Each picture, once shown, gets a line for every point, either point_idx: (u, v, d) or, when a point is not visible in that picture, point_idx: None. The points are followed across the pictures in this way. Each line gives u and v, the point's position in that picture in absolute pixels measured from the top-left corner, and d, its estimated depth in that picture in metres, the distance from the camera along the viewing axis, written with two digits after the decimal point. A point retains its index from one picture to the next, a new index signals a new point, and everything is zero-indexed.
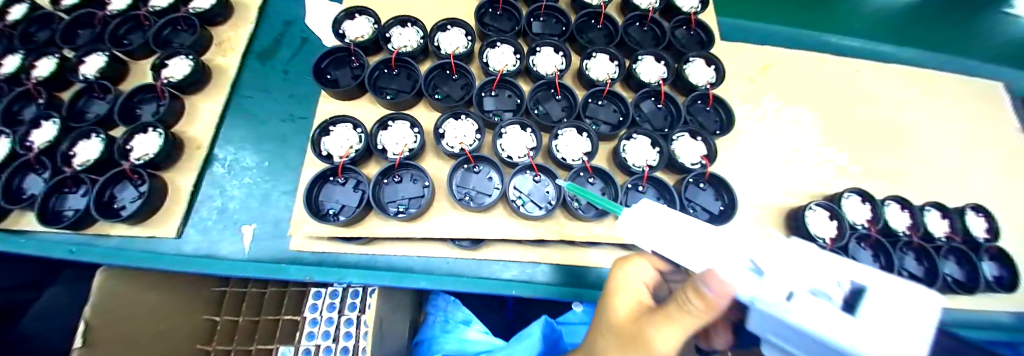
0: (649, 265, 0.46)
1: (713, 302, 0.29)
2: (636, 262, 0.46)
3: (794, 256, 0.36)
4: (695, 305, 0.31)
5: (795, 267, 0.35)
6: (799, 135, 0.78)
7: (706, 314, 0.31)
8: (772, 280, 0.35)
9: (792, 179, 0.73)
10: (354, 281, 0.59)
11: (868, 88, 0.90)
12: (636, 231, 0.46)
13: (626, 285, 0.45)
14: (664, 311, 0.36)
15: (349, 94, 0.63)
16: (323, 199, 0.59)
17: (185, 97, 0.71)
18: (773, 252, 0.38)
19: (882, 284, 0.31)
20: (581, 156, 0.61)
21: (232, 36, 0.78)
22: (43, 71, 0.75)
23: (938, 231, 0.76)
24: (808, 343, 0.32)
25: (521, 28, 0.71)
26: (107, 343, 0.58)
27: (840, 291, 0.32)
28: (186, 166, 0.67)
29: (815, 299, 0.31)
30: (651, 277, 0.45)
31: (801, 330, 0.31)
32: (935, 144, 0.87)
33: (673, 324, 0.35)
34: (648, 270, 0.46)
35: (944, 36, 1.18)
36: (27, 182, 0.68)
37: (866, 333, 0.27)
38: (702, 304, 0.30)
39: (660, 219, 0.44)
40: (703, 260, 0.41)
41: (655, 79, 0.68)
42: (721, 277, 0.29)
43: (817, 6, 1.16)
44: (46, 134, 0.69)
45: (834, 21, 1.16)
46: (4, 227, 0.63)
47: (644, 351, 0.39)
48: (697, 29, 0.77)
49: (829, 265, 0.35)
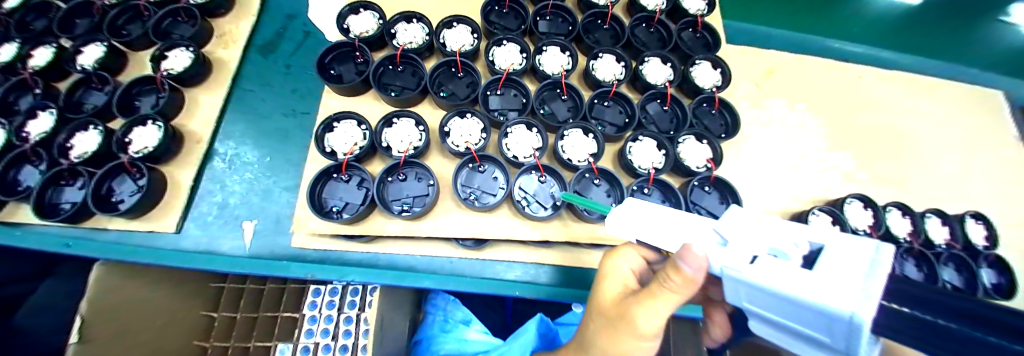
0: (636, 254, 0.46)
1: (691, 276, 0.32)
2: (624, 250, 0.46)
3: (756, 222, 0.34)
4: (674, 280, 0.33)
5: (757, 231, 0.34)
6: (802, 140, 0.78)
7: (687, 289, 0.34)
8: (737, 247, 0.34)
9: (794, 184, 0.73)
10: (355, 280, 0.58)
11: (870, 94, 0.90)
12: (625, 226, 0.44)
13: (615, 271, 0.44)
14: (649, 288, 0.38)
15: (354, 89, 0.63)
16: (327, 196, 0.59)
17: (185, 90, 0.71)
18: (736, 221, 0.35)
19: (847, 238, 0.29)
20: (587, 157, 0.61)
21: (233, 29, 0.78)
22: (40, 60, 0.74)
23: (939, 239, 0.77)
24: (775, 306, 0.30)
25: (527, 26, 0.71)
26: (104, 338, 0.59)
27: (800, 251, 0.30)
28: (187, 160, 0.66)
29: (775, 260, 0.30)
30: (638, 264, 0.46)
31: (767, 292, 0.30)
32: (935, 150, 0.88)
33: (657, 300, 0.37)
34: (635, 259, 0.46)
35: (946, 42, 1.19)
36: (22, 174, 0.67)
37: (821, 284, 0.26)
38: (681, 279, 0.33)
39: (649, 216, 0.43)
40: (676, 236, 0.40)
41: (661, 81, 0.68)
42: (697, 251, 0.32)
43: (819, 9, 1.17)
44: (42, 125, 0.68)
45: (835, 26, 1.17)
46: (2, 220, 0.62)
47: (629, 330, 0.40)
48: (703, 31, 0.77)
49: (792, 226, 0.32)
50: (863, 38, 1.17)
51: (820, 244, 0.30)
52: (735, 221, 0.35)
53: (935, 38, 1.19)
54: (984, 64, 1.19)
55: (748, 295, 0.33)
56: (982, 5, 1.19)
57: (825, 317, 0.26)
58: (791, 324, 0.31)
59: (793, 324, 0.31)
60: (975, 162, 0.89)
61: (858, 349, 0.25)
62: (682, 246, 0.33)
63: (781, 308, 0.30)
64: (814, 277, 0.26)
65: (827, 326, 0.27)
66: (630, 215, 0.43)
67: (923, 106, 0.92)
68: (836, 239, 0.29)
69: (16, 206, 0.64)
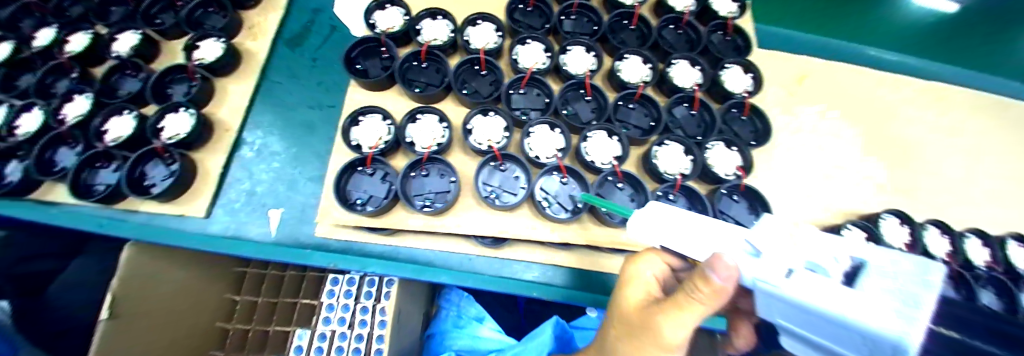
0: (660, 259, 0.45)
1: (719, 287, 0.31)
2: (647, 257, 0.45)
3: (794, 238, 0.33)
4: (704, 292, 0.32)
5: (793, 245, 0.33)
6: (831, 151, 0.76)
7: (713, 300, 0.33)
8: (771, 258, 0.33)
9: (820, 195, 0.72)
10: (376, 271, 0.59)
11: (906, 105, 0.87)
12: (648, 232, 0.42)
13: (637, 278, 0.44)
14: (674, 298, 0.37)
15: (378, 84, 0.63)
16: (351, 188, 0.60)
17: (215, 79, 0.73)
18: (770, 231, 0.35)
19: (887, 256, 0.29)
20: (611, 160, 0.61)
21: (261, 21, 0.79)
22: (77, 45, 0.76)
23: (979, 260, 0.73)
24: (807, 321, 0.30)
25: (552, 25, 0.70)
26: (132, 313, 0.59)
27: (840, 267, 0.30)
28: (216, 148, 0.68)
29: (813, 275, 0.29)
30: (661, 271, 0.44)
31: (804, 309, 0.29)
32: (973, 165, 0.84)
33: (684, 313, 0.35)
34: (659, 265, 0.45)
35: (987, 49, 1.13)
36: (59, 155, 0.69)
37: (861, 303, 0.25)
38: (709, 290, 0.31)
39: (673, 219, 0.41)
40: (706, 246, 0.39)
41: (689, 85, 0.67)
42: (726, 260, 0.31)
43: (853, 12, 1.13)
44: (79, 107, 0.70)
45: (871, 30, 1.12)
46: (37, 198, 0.65)
47: (653, 340, 0.38)
48: (733, 35, 0.75)
49: (832, 241, 0.32)
50: (898, 45, 1.12)
51: (861, 260, 0.30)
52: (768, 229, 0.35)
53: (976, 45, 1.13)
54: None
55: (778, 306, 0.33)
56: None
57: (859, 336, 0.26)
58: (818, 339, 0.31)
59: (823, 341, 0.31)
60: (989, 168, 0.84)
61: None
62: (712, 255, 0.32)
63: (810, 323, 0.30)
64: (851, 294, 0.26)
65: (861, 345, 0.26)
66: (653, 218, 0.42)
67: (964, 117, 0.88)
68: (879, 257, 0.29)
69: (51, 186, 0.66)
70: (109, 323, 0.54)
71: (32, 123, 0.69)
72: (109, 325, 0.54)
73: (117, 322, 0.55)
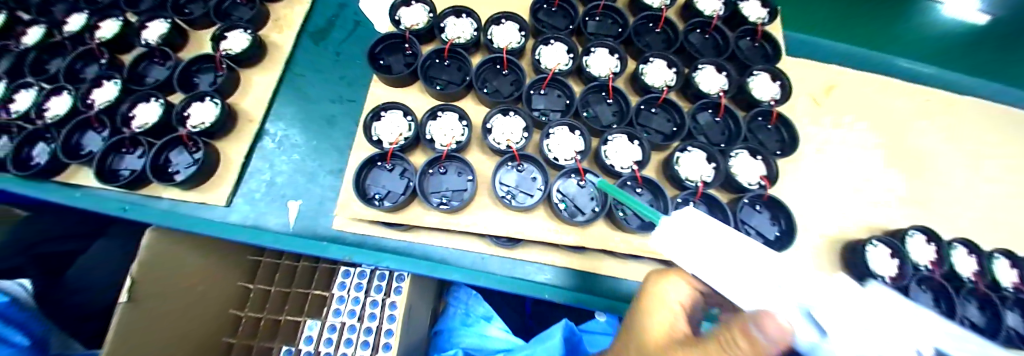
0: (687, 284, 0.41)
1: (762, 348, 0.25)
2: (669, 282, 0.41)
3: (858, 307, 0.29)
4: (741, 347, 0.26)
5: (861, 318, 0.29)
6: (856, 164, 0.74)
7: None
8: None
9: (843, 209, 0.70)
10: (391, 266, 0.59)
11: (937, 119, 0.84)
12: (678, 246, 0.37)
13: (660, 305, 0.41)
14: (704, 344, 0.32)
15: (401, 80, 0.64)
16: (370, 183, 0.60)
17: (240, 70, 0.74)
18: (824, 287, 0.31)
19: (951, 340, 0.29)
20: (631, 164, 0.60)
21: (288, 14, 0.80)
22: (107, 32, 0.78)
23: (1007, 281, 0.69)
24: None
25: (577, 26, 0.70)
26: (151, 298, 0.59)
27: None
28: (239, 138, 0.69)
29: None
30: (688, 296, 0.41)
31: None
32: (1007, 184, 0.81)
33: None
34: (683, 289, 0.41)
35: (1022, 58, 1.09)
36: (86, 139, 0.71)
37: None
38: (749, 347, 0.25)
39: (703, 232, 0.36)
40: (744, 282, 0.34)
41: (715, 91, 0.66)
42: (779, 319, 0.24)
43: (889, 22, 1.09)
44: (107, 93, 0.72)
45: (906, 40, 1.08)
46: (63, 181, 0.66)
47: None
48: (762, 41, 0.74)
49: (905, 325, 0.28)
50: (929, 55, 1.08)
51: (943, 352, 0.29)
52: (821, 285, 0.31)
53: (1013, 53, 1.09)
54: None
55: None
56: None
57: None
58: None
59: None
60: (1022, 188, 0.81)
61: None
62: (760, 310, 0.26)
63: None
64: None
65: None
66: (681, 228, 0.36)
67: (993, 137, 0.86)
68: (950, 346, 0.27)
69: (77, 169, 0.68)
70: (128, 307, 0.54)
71: (60, 106, 0.72)
72: (128, 308, 0.54)
73: (136, 306, 0.56)
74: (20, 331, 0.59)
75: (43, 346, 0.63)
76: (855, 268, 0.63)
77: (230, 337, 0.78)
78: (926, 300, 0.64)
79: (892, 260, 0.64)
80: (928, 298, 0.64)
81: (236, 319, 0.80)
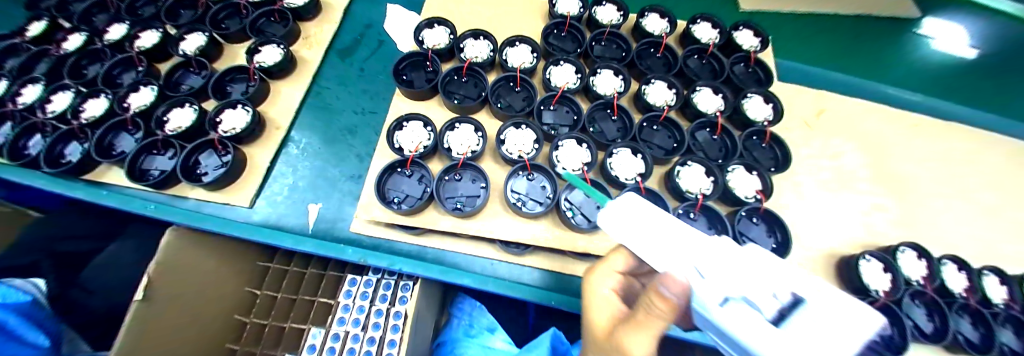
0: (613, 271, 0.50)
1: (673, 302, 0.35)
2: (602, 270, 0.50)
3: (738, 262, 0.34)
4: (659, 307, 0.36)
5: (738, 274, 0.34)
6: (849, 183, 0.79)
7: (671, 316, 0.36)
8: (715, 280, 0.35)
9: (836, 225, 0.74)
10: (404, 269, 0.61)
11: (921, 142, 0.89)
12: (614, 219, 0.43)
13: (598, 295, 0.48)
14: (634, 317, 0.39)
15: (421, 94, 0.70)
16: (390, 188, 0.64)
17: (270, 81, 0.80)
18: (723, 256, 0.35)
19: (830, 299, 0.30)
20: (635, 176, 0.64)
21: (317, 33, 0.88)
22: (147, 42, 0.84)
23: (997, 297, 0.72)
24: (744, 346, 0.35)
25: (583, 50, 0.76)
26: (161, 302, 0.58)
27: (776, 304, 0.32)
28: (265, 144, 0.74)
29: (744, 308, 0.33)
30: (617, 280, 0.50)
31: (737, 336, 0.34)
32: (994, 207, 0.84)
33: (644, 332, 0.38)
34: (613, 274, 0.50)
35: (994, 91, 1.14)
36: (118, 139, 0.74)
37: (785, 343, 0.29)
38: (665, 305, 0.35)
39: (645, 216, 0.41)
40: (668, 257, 0.38)
41: (712, 111, 0.71)
42: (676, 277, 0.35)
43: (865, 54, 1.18)
44: (144, 98, 0.77)
45: (882, 70, 1.16)
46: (92, 180, 0.69)
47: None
48: (755, 67, 0.80)
49: (772, 274, 0.33)
50: (904, 81, 1.14)
51: (801, 296, 0.31)
52: (728, 258, 0.35)
53: (987, 83, 1.15)
54: None
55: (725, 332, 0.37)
56: None
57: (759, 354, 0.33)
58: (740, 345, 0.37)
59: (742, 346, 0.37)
60: (1009, 211, 0.84)
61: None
62: (666, 275, 0.36)
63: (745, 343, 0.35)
64: (785, 343, 0.29)
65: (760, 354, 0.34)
66: (621, 205, 0.42)
67: (978, 163, 0.90)
68: (818, 296, 0.31)
69: (106, 168, 0.70)
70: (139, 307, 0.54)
71: (97, 109, 0.76)
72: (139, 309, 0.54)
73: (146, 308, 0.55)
74: (40, 331, 0.60)
75: (57, 344, 0.63)
76: (851, 282, 0.67)
77: (233, 343, 0.76)
78: (919, 314, 0.68)
79: (885, 274, 0.67)
80: (921, 313, 0.68)
81: (241, 325, 0.78)
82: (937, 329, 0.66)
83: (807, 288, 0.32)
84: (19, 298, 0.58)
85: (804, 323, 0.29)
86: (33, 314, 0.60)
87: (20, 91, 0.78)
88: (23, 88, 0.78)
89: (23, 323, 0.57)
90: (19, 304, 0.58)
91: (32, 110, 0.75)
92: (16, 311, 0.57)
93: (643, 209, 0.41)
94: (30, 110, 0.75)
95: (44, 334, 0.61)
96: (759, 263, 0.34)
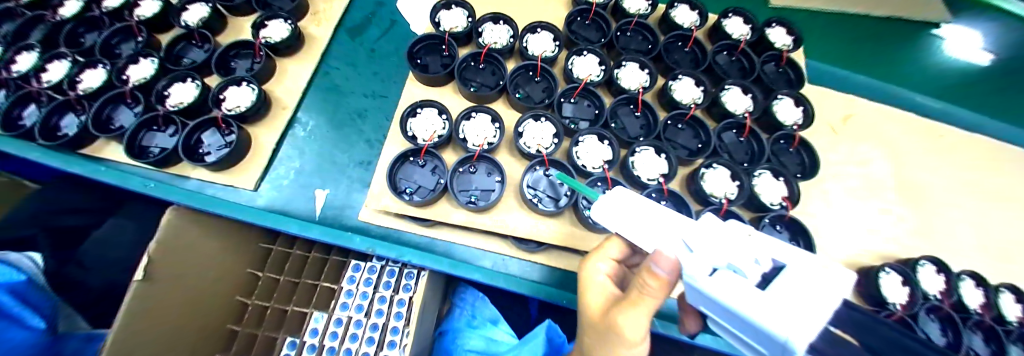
0: (608, 258, 0.49)
1: (665, 279, 0.34)
2: (596, 257, 0.49)
3: (719, 235, 0.34)
4: (652, 285, 0.35)
5: (719, 244, 0.33)
6: (874, 193, 0.76)
7: (662, 292, 0.35)
8: (699, 253, 0.34)
9: (857, 235, 0.72)
10: (413, 260, 0.59)
11: (947, 153, 0.87)
12: (606, 207, 0.44)
13: (592, 281, 0.47)
14: (628, 297, 0.39)
15: (437, 81, 0.66)
16: (401, 177, 0.62)
17: (276, 58, 0.76)
18: (706, 231, 0.35)
19: (811, 261, 0.28)
20: (658, 177, 0.61)
21: (326, 9, 0.83)
22: (147, 11, 0.80)
23: (1013, 315, 0.70)
24: (746, 329, 0.30)
25: (609, 40, 0.72)
26: (162, 281, 0.56)
27: (759, 269, 0.30)
28: (271, 124, 0.71)
29: (729, 275, 0.31)
30: (611, 267, 0.49)
31: (731, 313, 0.30)
32: (1015, 222, 0.82)
33: (637, 309, 0.38)
34: (608, 261, 0.49)
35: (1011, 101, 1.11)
36: (117, 113, 0.70)
37: (770, 306, 0.26)
38: (657, 282, 0.34)
39: (634, 205, 0.43)
40: (652, 238, 0.40)
41: (740, 111, 0.68)
42: (666, 254, 0.35)
43: (887, 55, 1.15)
44: (144, 71, 0.73)
45: (897, 73, 1.14)
46: (88, 154, 0.66)
47: (618, 341, 0.40)
48: (787, 67, 0.77)
49: (750, 242, 0.32)
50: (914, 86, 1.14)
51: (782, 262, 0.30)
52: (709, 231, 0.35)
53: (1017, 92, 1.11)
54: None
55: (722, 315, 0.32)
56: None
57: (763, 335, 0.28)
58: (746, 336, 0.32)
59: (745, 336, 0.32)
60: None
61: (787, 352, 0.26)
62: (656, 251, 0.36)
63: (743, 324, 0.30)
64: (769, 299, 0.26)
65: (763, 338, 0.28)
66: (613, 194, 0.44)
67: (1003, 177, 0.87)
68: (797, 259, 0.29)
69: (105, 143, 0.67)
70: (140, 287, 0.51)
71: (94, 80, 0.72)
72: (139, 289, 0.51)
73: (147, 288, 0.52)
74: (37, 314, 0.58)
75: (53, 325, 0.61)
76: (869, 294, 0.65)
77: (235, 324, 0.74)
78: (933, 329, 0.66)
79: (903, 286, 0.65)
80: (934, 327, 0.66)
81: (242, 306, 0.77)
82: (950, 344, 0.64)
83: (787, 255, 0.30)
84: (13, 278, 0.56)
85: (788, 283, 0.27)
86: (28, 296, 0.58)
87: (14, 58, 0.74)
88: (18, 55, 0.75)
89: (17, 304, 0.55)
90: (10, 283, 0.56)
91: (25, 79, 0.71)
92: (7, 290, 0.55)
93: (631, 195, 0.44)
94: (24, 78, 0.71)
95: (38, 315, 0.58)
96: (740, 235, 0.33)
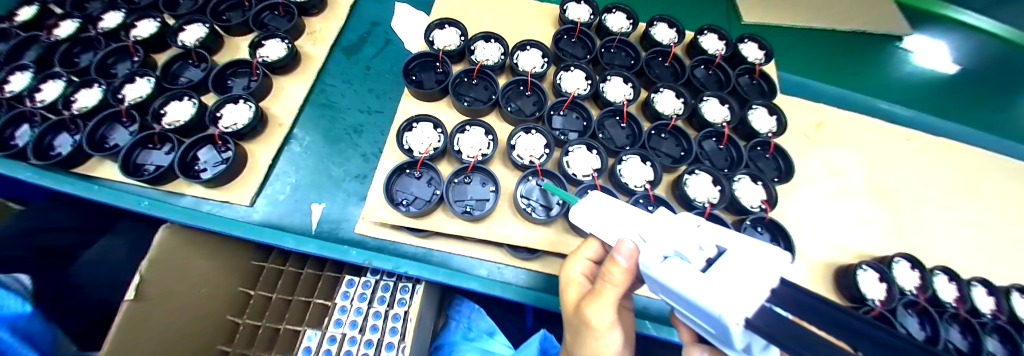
0: (584, 259, 0.50)
1: (628, 266, 0.38)
2: (573, 258, 0.50)
3: (673, 229, 0.36)
4: (618, 274, 0.38)
5: (671, 234, 0.35)
6: (849, 196, 0.81)
7: (624, 280, 0.39)
8: (654, 243, 0.36)
9: (834, 236, 0.76)
10: (409, 271, 0.60)
11: (912, 155, 0.92)
12: (583, 214, 0.47)
13: (569, 279, 0.49)
14: (595, 288, 0.42)
15: (432, 96, 0.70)
16: (398, 189, 0.64)
17: (273, 76, 0.78)
18: (660, 223, 0.38)
19: (748, 246, 0.30)
20: (644, 183, 0.64)
21: (322, 28, 0.86)
22: (144, 32, 0.81)
23: (985, 308, 0.74)
24: (694, 311, 0.31)
25: (594, 56, 0.77)
26: (153, 301, 0.56)
27: (703, 255, 0.32)
28: (266, 141, 0.72)
29: (677, 262, 0.32)
30: (587, 266, 0.50)
31: (676, 294, 0.32)
32: (978, 219, 0.88)
33: (604, 299, 0.41)
34: (583, 262, 0.49)
35: (963, 105, 1.18)
36: (111, 132, 0.71)
37: (709, 287, 0.27)
38: (621, 270, 0.38)
39: (609, 208, 0.46)
40: (615, 232, 0.43)
41: (718, 121, 0.73)
42: (628, 243, 0.38)
43: (850, 57, 1.21)
44: (140, 90, 0.74)
45: (862, 72, 1.20)
46: (82, 173, 0.66)
47: (593, 334, 0.43)
48: (760, 79, 0.82)
49: (698, 232, 0.34)
50: (881, 87, 1.18)
51: (723, 248, 0.32)
52: (661, 224, 0.37)
53: (967, 97, 1.19)
54: (1005, 134, 1.15)
55: (673, 299, 0.34)
56: (995, 85, 1.21)
57: (705, 314, 0.29)
58: (696, 319, 0.33)
59: (695, 318, 0.34)
60: (989, 220, 0.88)
61: (726, 329, 0.28)
62: (617, 240, 0.39)
63: (691, 308, 0.31)
64: (709, 280, 0.28)
65: (707, 319, 0.30)
66: (591, 201, 0.47)
67: (965, 176, 0.93)
68: (739, 245, 0.30)
69: (99, 162, 0.68)
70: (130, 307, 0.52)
71: (89, 99, 0.73)
72: (130, 309, 0.52)
73: (136, 308, 0.53)
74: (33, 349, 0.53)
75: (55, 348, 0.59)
76: (848, 291, 0.69)
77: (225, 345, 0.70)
78: (912, 323, 0.68)
79: (880, 283, 0.69)
80: (914, 322, 0.69)
81: (234, 326, 0.74)
82: (930, 338, 0.67)
83: (729, 242, 0.32)
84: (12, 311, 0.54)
85: (727, 265, 0.29)
86: (21, 328, 0.55)
87: (8, 78, 0.74)
88: (11, 75, 0.75)
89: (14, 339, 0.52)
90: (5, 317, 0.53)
91: (19, 99, 0.71)
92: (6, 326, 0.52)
93: (603, 197, 0.47)
94: (17, 98, 0.71)
95: (33, 347, 0.54)
96: (692, 227, 0.35)
